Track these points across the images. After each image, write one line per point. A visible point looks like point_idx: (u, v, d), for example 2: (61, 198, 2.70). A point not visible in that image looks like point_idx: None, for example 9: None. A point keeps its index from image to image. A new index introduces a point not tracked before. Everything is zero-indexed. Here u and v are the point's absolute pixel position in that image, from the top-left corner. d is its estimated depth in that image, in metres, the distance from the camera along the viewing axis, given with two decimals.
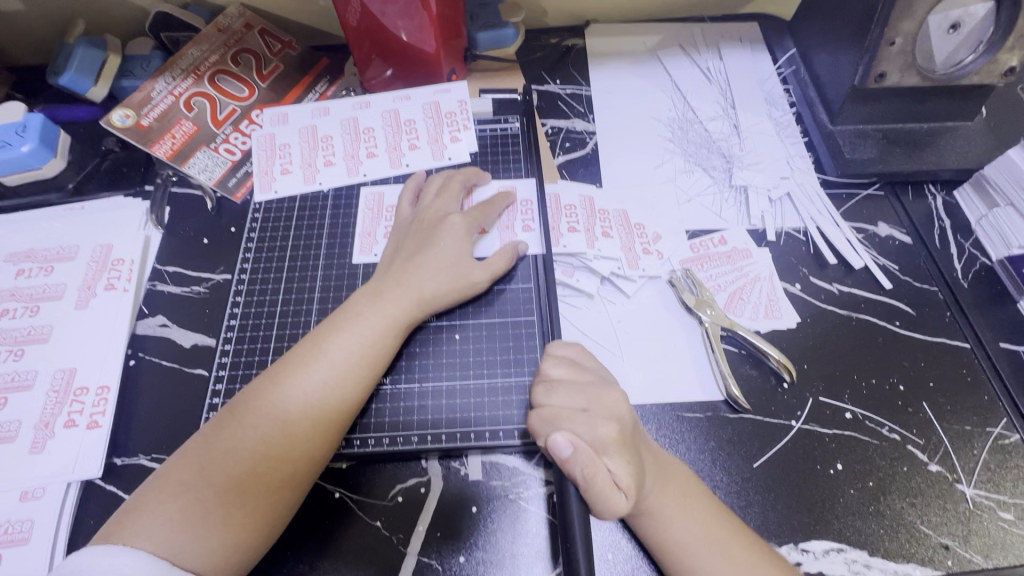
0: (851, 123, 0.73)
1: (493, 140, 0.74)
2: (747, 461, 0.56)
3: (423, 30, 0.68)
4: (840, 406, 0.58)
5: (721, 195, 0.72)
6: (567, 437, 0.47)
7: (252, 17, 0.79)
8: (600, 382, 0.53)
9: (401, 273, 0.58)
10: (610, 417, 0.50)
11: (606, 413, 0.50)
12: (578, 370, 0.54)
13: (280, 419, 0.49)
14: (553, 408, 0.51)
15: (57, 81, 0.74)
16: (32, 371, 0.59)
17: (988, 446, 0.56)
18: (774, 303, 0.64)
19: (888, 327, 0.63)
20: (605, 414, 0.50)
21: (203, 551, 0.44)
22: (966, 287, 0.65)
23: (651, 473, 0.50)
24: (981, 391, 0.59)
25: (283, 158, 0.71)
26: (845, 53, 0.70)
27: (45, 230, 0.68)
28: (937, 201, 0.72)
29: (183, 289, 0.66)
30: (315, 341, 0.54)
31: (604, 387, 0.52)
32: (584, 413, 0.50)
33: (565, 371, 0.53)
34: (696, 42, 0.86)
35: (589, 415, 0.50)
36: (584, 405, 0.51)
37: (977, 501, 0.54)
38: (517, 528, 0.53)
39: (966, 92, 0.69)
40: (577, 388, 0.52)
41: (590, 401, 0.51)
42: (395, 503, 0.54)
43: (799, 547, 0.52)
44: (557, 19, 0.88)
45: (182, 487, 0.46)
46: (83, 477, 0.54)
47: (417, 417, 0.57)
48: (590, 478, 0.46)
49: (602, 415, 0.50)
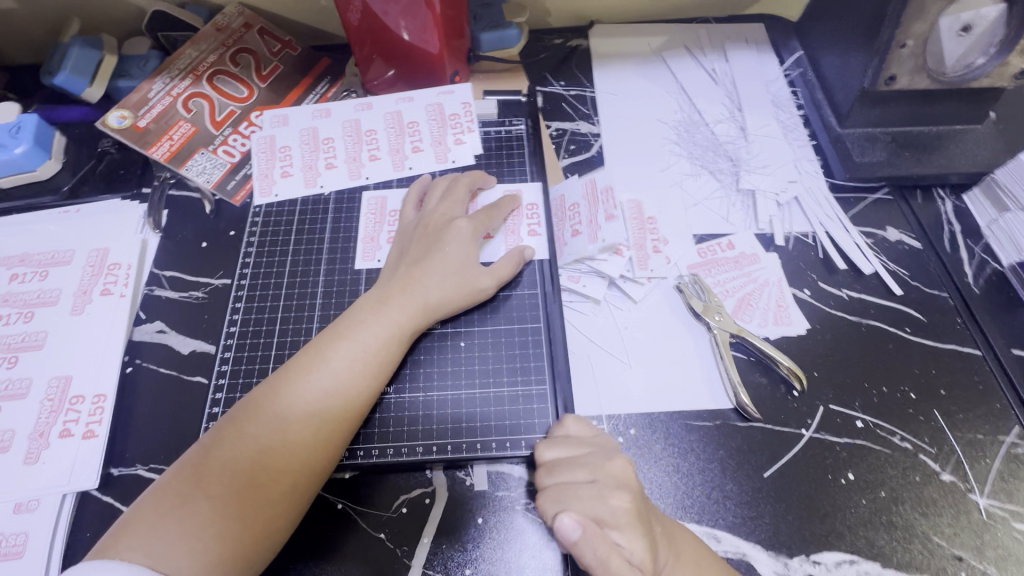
0: (859, 126, 0.72)
1: (497, 142, 0.73)
2: (758, 471, 0.55)
3: (426, 30, 0.67)
4: (850, 414, 0.57)
5: (728, 199, 0.71)
6: (573, 516, 0.44)
7: (251, 16, 0.78)
8: (603, 452, 0.50)
9: (405, 280, 0.57)
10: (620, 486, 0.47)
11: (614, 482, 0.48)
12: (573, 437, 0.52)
13: (281, 429, 0.48)
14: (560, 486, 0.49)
15: (52, 81, 0.72)
16: (26, 379, 0.58)
17: (1000, 455, 0.55)
18: (783, 309, 0.63)
19: (898, 334, 0.62)
20: (612, 483, 0.48)
21: (202, 567, 0.42)
22: (977, 293, 0.64)
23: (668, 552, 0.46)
24: (993, 399, 0.58)
25: (283, 160, 0.70)
26: (854, 55, 0.69)
27: (39, 234, 0.67)
28: (947, 205, 0.71)
29: (181, 294, 0.64)
30: (316, 349, 0.52)
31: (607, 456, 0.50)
32: (591, 484, 0.48)
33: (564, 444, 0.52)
34: (702, 43, 0.85)
35: (597, 486, 0.47)
36: (590, 476, 0.48)
37: (991, 511, 0.53)
38: (524, 541, 0.52)
39: (977, 95, 0.68)
40: (580, 462, 0.50)
41: (596, 471, 0.49)
42: (399, 514, 0.53)
43: (810, 559, 0.51)
44: (561, 19, 0.87)
45: (180, 499, 0.45)
46: (79, 488, 0.53)
47: (421, 426, 0.56)
48: (603, 564, 0.42)
49: (609, 484, 0.48)
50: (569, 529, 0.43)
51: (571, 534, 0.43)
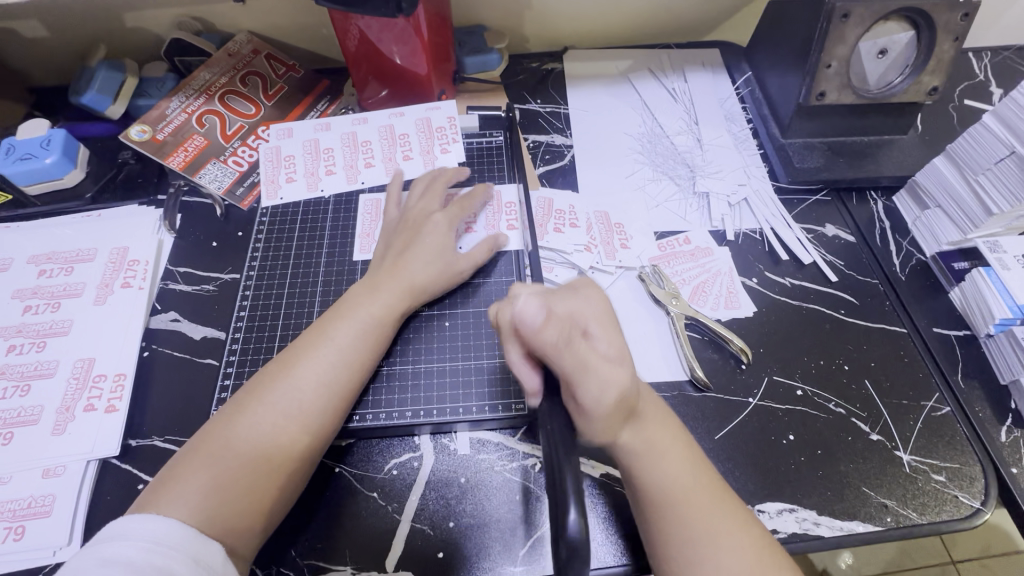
0: (799, 137, 0.82)
1: (478, 152, 0.81)
2: (709, 433, 0.62)
3: (416, 55, 0.76)
4: (791, 384, 0.65)
5: (686, 201, 0.80)
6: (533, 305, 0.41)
7: (259, 43, 0.87)
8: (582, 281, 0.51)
9: (393, 267, 0.64)
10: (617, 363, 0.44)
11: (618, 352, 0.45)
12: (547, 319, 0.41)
13: (297, 397, 0.54)
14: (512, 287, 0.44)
15: (79, 100, 0.80)
16: (54, 360, 0.64)
17: (922, 417, 0.63)
18: (733, 294, 0.71)
19: (835, 315, 0.70)
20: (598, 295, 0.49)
21: (233, 516, 0.49)
22: (903, 279, 0.73)
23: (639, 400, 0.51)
24: (917, 370, 0.66)
25: (288, 168, 0.78)
26: (792, 75, 0.79)
27: (65, 235, 0.74)
28: (878, 205, 0.80)
29: (194, 287, 0.71)
30: (321, 328, 0.59)
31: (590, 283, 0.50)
32: (577, 296, 0.48)
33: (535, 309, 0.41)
34: (663, 65, 0.95)
35: (594, 309, 0.47)
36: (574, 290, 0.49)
37: (914, 465, 0.60)
38: (500, 496, 0.58)
39: (898, 110, 0.78)
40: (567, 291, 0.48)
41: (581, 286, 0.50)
42: (390, 476, 0.59)
43: (755, 508, 0.57)
44: (538, 46, 0.97)
45: (209, 459, 0.51)
46: (101, 456, 0.59)
47: (410, 394, 0.62)
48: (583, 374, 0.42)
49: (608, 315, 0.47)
50: (533, 315, 0.41)
51: (537, 318, 0.40)
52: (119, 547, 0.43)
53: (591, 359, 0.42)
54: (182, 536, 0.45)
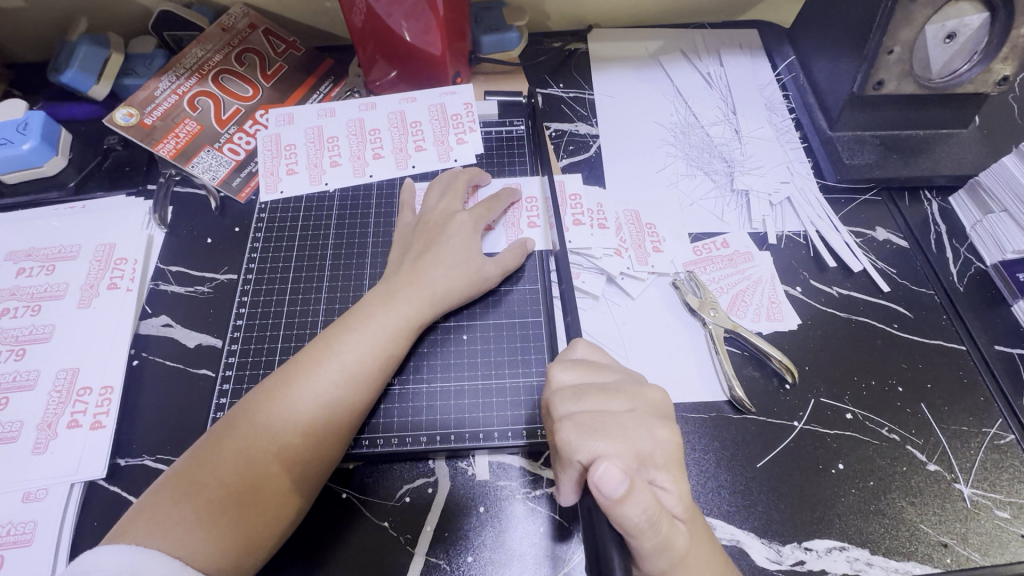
0: (848, 130, 0.75)
1: (498, 142, 0.75)
2: (751, 461, 0.56)
3: (429, 32, 0.69)
4: (840, 407, 0.59)
5: (723, 199, 0.73)
6: (617, 470, 0.38)
7: (257, 18, 0.79)
8: (631, 380, 0.48)
9: (412, 273, 0.58)
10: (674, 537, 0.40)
11: (651, 412, 0.46)
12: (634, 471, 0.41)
13: (293, 419, 0.49)
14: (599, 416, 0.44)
15: (59, 79, 0.73)
16: (34, 369, 0.59)
17: (984, 445, 0.57)
18: (776, 305, 0.65)
19: (887, 330, 0.64)
20: (652, 413, 0.46)
21: (219, 551, 0.44)
22: (961, 290, 0.66)
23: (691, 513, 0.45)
24: (977, 393, 0.60)
25: (289, 158, 0.71)
26: (845, 61, 0.71)
27: (44, 229, 0.68)
28: (933, 206, 0.73)
29: (188, 289, 0.65)
30: (327, 343, 0.53)
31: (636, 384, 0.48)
32: (632, 414, 0.45)
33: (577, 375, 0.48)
34: (697, 47, 0.87)
35: (639, 417, 0.45)
36: (627, 406, 0.45)
37: (975, 499, 0.55)
38: (523, 528, 0.53)
39: (960, 102, 0.71)
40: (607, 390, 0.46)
41: (633, 400, 0.46)
42: (402, 503, 0.54)
43: (802, 546, 0.53)
44: (561, 23, 0.89)
45: (195, 487, 0.45)
46: (87, 478, 0.54)
47: (425, 416, 0.57)
48: (650, 522, 0.38)
49: (652, 416, 0.45)
50: (616, 485, 0.37)
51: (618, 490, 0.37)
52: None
53: (674, 535, 0.40)
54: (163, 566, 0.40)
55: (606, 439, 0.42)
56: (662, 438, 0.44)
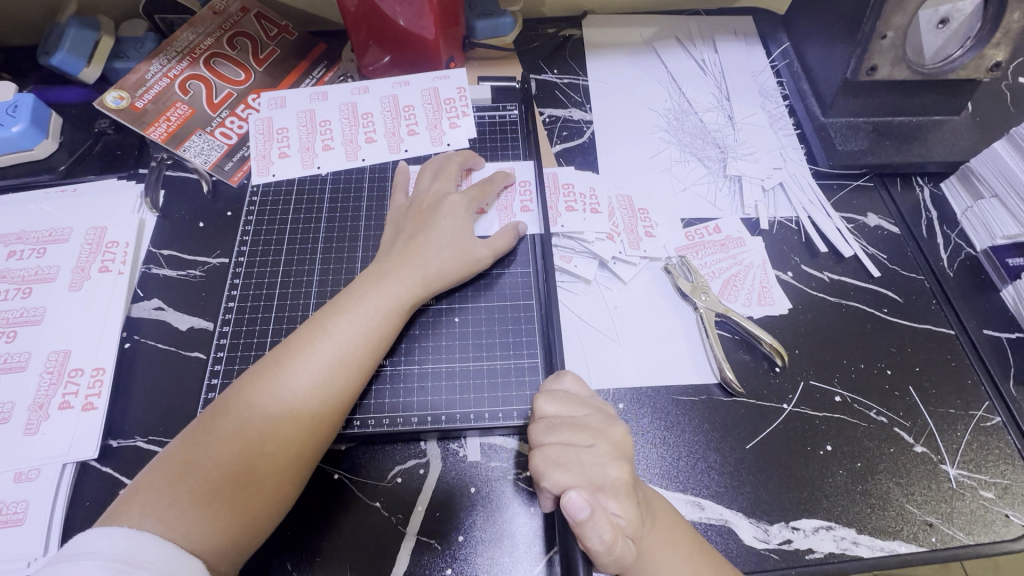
0: (841, 116, 0.75)
1: (491, 127, 0.74)
2: (740, 442, 0.57)
3: (423, 17, 0.68)
4: (829, 389, 0.60)
5: (715, 185, 0.74)
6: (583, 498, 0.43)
7: (249, 1, 0.79)
8: (602, 416, 0.50)
9: (404, 255, 0.58)
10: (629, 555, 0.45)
11: (614, 450, 0.48)
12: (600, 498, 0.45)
13: (287, 399, 0.49)
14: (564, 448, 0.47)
15: (49, 62, 0.72)
16: (25, 352, 0.59)
17: (971, 427, 0.58)
18: (766, 290, 0.65)
19: (877, 315, 0.64)
20: (613, 453, 0.48)
21: (215, 530, 0.44)
22: (951, 275, 0.67)
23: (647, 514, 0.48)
24: (965, 376, 0.61)
25: (281, 141, 0.71)
26: (838, 47, 0.71)
27: (34, 213, 0.68)
28: (925, 192, 0.73)
29: (179, 273, 0.65)
30: (319, 323, 0.53)
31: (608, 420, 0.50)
32: (591, 451, 0.47)
33: (558, 408, 0.50)
34: (692, 34, 0.86)
35: (597, 454, 0.47)
36: (591, 442, 0.48)
37: (961, 480, 0.55)
38: (513, 508, 0.53)
39: (953, 88, 0.71)
40: (578, 423, 0.49)
41: (597, 436, 0.48)
42: (394, 484, 0.55)
43: (789, 525, 0.53)
44: (555, 9, 0.88)
45: (190, 467, 0.46)
46: (79, 458, 0.54)
47: (417, 397, 0.57)
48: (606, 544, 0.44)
49: (610, 455, 0.47)
50: (580, 509, 0.43)
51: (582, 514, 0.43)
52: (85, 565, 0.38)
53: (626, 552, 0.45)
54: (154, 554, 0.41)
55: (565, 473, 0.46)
56: (616, 474, 0.46)
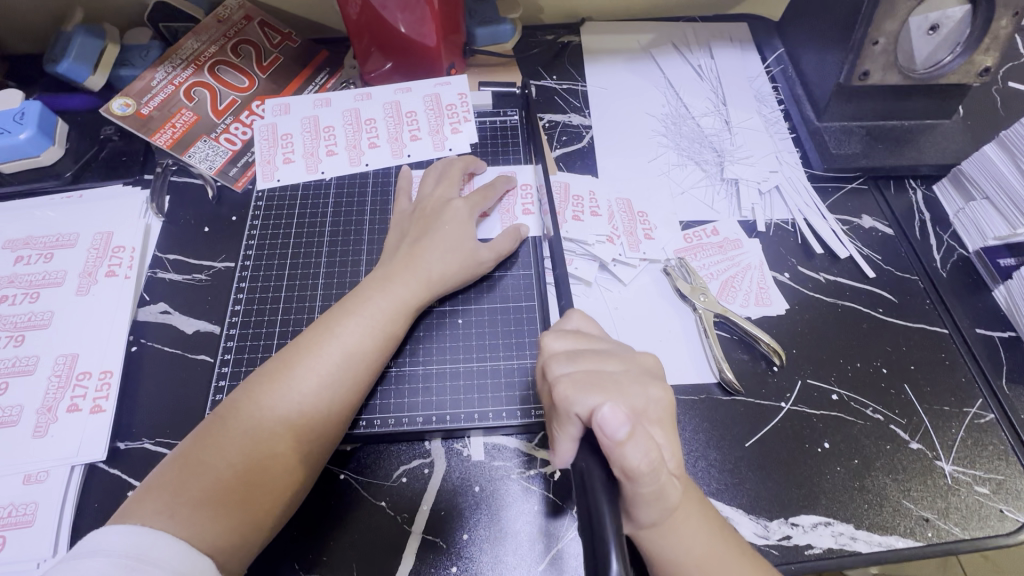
0: (836, 120, 0.76)
1: (492, 132, 0.76)
2: (740, 441, 0.58)
3: (424, 23, 0.69)
4: (826, 388, 0.61)
5: (713, 188, 0.75)
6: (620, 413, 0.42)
7: (252, 9, 0.80)
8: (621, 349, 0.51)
9: (409, 257, 0.59)
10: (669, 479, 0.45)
11: (643, 373, 0.49)
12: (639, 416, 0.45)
13: (296, 399, 0.50)
14: (592, 372, 0.47)
15: (55, 70, 0.73)
16: (33, 355, 0.59)
17: (965, 424, 0.59)
18: (764, 291, 0.66)
19: (872, 314, 0.65)
20: (643, 375, 0.49)
21: (228, 528, 0.45)
22: (944, 276, 0.68)
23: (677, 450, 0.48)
24: (959, 374, 0.62)
25: (285, 147, 0.72)
26: (831, 52, 0.73)
27: (41, 218, 0.68)
28: (918, 195, 0.75)
29: (185, 277, 0.66)
30: (327, 325, 0.54)
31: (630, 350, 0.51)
32: (626, 374, 0.48)
33: (568, 343, 0.51)
34: (688, 40, 0.88)
35: (633, 376, 0.48)
36: (622, 366, 0.49)
37: (956, 476, 0.56)
38: (517, 507, 0.54)
39: (944, 93, 0.73)
40: (604, 354, 0.49)
41: (626, 362, 0.49)
42: (399, 484, 0.55)
43: (788, 521, 0.54)
44: (554, 17, 0.90)
45: (201, 467, 0.46)
46: (87, 460, 0.55)
47: (421, 397, 0.58)
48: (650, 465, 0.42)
49: (643, 376, 0.49)
50: (618, 426, 0.41)
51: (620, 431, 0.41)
52: (97, 562, 0.39)
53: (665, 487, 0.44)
54: (165, 552, 0.41)
55: (598, 393, 0.45)
56: (656, 396, 0.47)
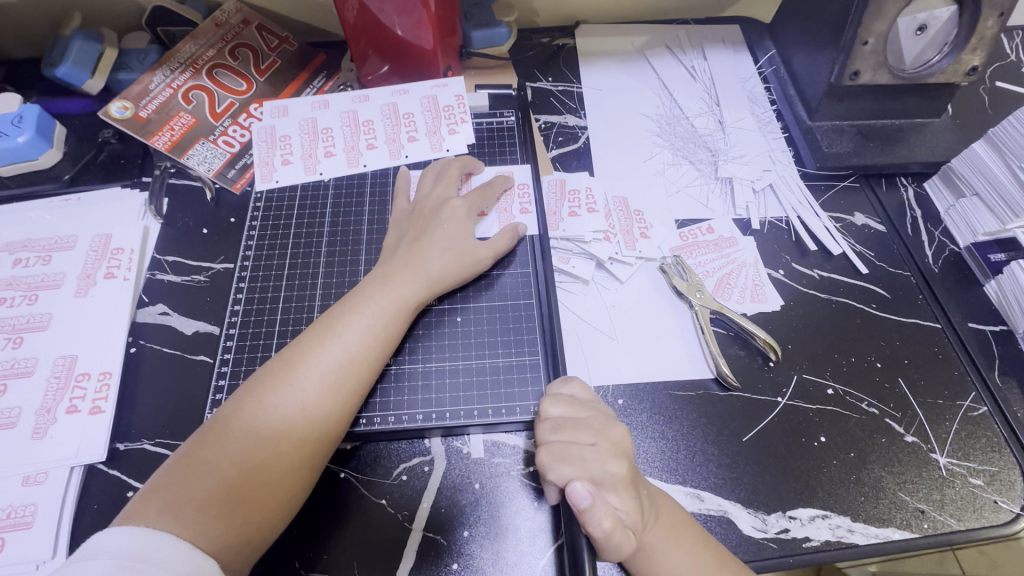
0: (827, 119, 0.77)
1: (489, 133, 0.76)
2: (737, 435, 0.58)
3: (420, 27, 0.70)
4: (822, 382, 0.61)
5: (707, 187, 0.76)
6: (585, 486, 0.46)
7: (249, 12, 0.80)
8: (602, 417, 0.53)
9: (408, 256, 0.60)
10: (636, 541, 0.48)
11: (614, 449, 0.50)
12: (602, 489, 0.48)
13: (298, 398, 0.50)
14: (564, 444, 0.50)
15: (53, 73, 0.74)
16: (32, 357, 0.59)
17: (959, 417, 0.60)
18: (759, 287, 0.67)
19: (866, 310, 0.66)
20: (612, 449, 0.50)
21: (232, 528, 0.45)
22: (936, 271, 0.69)
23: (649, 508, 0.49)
24: (952, 367, 0.63)
25: (284, 149, 0.73)
26: (822, 53, 0.74)
27: (40, 221, 0.68)
28: (909, 192, 0.76)
29: (184, 278, 0.66)
30: (329, 325, 0.54)
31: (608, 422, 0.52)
32: (593, 448, 0.50)
33: (561, 409, 0.53)
34: (682, 42, 0.89)
35: (599, 451, 0.50)
36: (592, 441, 0.50)
37: (951, 468, 0.57)
38: (517, 504, 0.54)
39: (933, 92, 0.74)
40: (583, 424, 0.52)
41: (598, 435, 0.51)
42: (399, 481, 0.55)
43: (786, 515, 0.55)
44: (548, 19, 0.91)
45: (205, 466, 0.46)
46: (87, 461, 0.54)
47: (421, 395, 0.58)
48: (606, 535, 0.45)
49: (611, 452, 0.50)
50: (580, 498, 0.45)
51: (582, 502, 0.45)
52: (100, 562, 0.39)
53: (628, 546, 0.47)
54: (165, 552, 0.41)
55: (570, 466, 0.48)
56: (617, 471, 0.49)
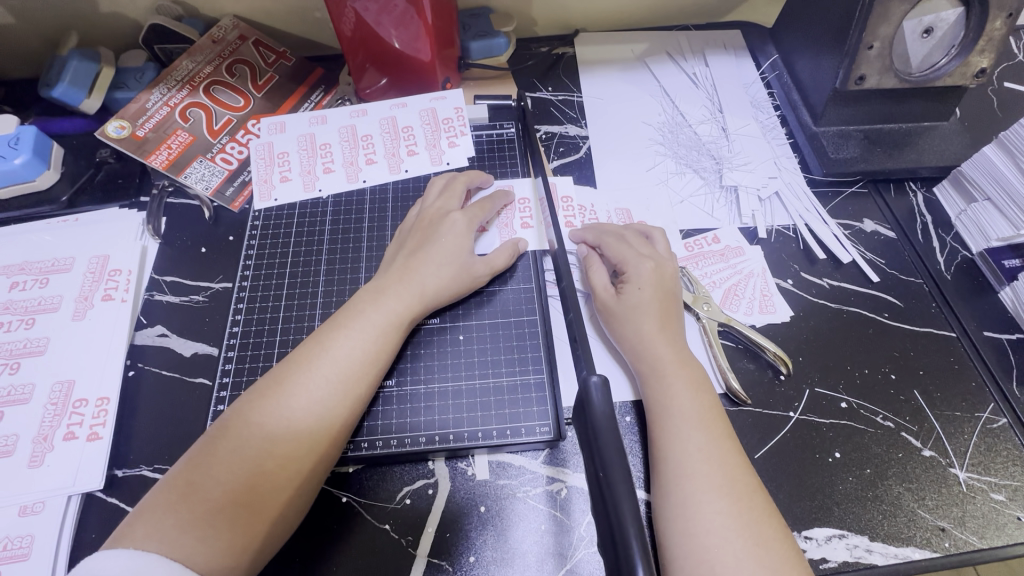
0: (833, 124, 0.76)
1: (489, 145, 0.76)
2: (749, 453, 0.57)
3: (419, 40, 0.70)
4: (835, 396, 0.60)
5: (712, 195, 0.74)
6: (601, 281, 0.62)
7: (246, 29, 0.80)
8: (638, 258, 0.61)
9: (403, 271, 0.59)
10: (673, 368, 0.54)
11: (654, 308, 0.58)
12: (635, 288, 0.59)
13: (286, 416, 0.49)
14: (593, 265, 0.64)
15: (50, 94, 0.73)
16: (29, 383, 0.59)
17: (977, 429, 0.58)
18: (768, 298, 0.66)
19: (878, 319, 0.65)
20: (649, 280, 0.59)
21: (215, 551, 0.43)
22: (949, 278, 0.67)
23: (671, 376, 0.54)
24: (969, 378, 0.61)
25: (282, 166, 0.72)
26: (826, 58, 0.73)
27: (36, 243, 0.68)
28: (918, 197, 0.74)
29: (182, 298, 0.65)
30: (318, 341, 0.53)
31: (647, 262, 0.61)
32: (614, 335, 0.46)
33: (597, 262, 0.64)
34: (683, 48, 0.88)
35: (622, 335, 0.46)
36: (637, 283, 0.59)
37: (970, 483, 0.55)
38: (525, 527, 0.53)
39: (941, 94, 0.72)
40: (621, 255, 0.62)
41: (635, 266, 0.60)
42: (403, 506, 0.54)
43: (802, 535, 0.53)
44: (548, 28, 0.90)
45: (190, 488, 0.45)
46: (84, 490, 0.53)
47: (423, 417, 0.57)
48: (628, 303, 0.59)
49: (649, 277, 0.59)
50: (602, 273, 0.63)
51: (607, 290, 0.61)
52: None
53: (642, 316, 0.58)
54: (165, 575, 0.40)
55: (599, 275, 0.62)
56: (646, 275, 0.60)
